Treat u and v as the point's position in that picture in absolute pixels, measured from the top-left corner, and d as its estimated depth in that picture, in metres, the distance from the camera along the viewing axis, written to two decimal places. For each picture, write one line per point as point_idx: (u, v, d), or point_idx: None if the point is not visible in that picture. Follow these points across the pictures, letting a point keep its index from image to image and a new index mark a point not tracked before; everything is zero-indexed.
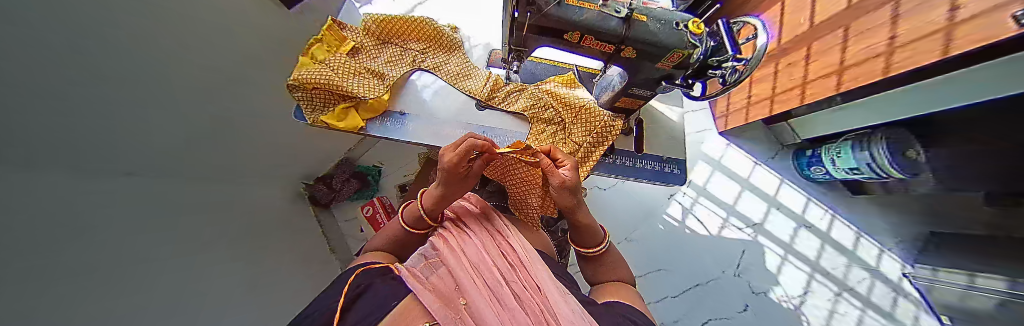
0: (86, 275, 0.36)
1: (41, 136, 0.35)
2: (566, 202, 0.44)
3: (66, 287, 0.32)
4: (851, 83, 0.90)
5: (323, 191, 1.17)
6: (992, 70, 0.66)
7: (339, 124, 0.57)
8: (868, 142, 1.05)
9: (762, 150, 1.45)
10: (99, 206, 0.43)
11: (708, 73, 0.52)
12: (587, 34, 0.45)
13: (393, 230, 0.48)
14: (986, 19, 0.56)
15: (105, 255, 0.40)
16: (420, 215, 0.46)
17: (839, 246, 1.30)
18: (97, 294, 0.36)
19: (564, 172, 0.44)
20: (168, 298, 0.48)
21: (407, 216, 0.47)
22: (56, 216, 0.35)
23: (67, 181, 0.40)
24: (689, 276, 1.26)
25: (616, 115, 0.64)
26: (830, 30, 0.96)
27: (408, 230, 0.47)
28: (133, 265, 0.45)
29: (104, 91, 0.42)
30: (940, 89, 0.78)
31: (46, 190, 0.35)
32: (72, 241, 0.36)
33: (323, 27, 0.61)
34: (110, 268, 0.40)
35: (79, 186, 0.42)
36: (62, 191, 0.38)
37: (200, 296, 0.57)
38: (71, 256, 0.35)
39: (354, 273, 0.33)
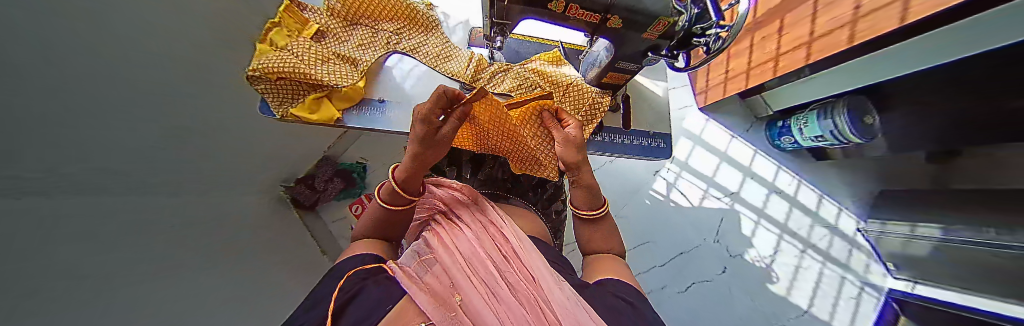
0: (75, 287, 0.34)
1: (99, 144, 0.37)
2: (571, 158, 0.46)
3: (63, 298, 0.30)
4: (818, 55, 0.95)
5: (303, 193, 1.11)
6: (935, 39, 0.72)
7: (312, 116, 0.54)
8: (832, 110, 1.13)
9: (738, 123, 1.53)
10: (77, 216, 0.40)
11: (693, 43, 0.51)
12: (571, 3, 0.43)
13: (371, 213, 0.45)
14: None
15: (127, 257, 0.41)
16: (396, 190, 0.42)
17: (804, 207, 1.43)
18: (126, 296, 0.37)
19: (569, 130, 0.49)
20: (167, 307, 0.46)
21: (383, 192, 0.44)
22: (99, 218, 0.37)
23: (60, 191, 0.37)
24: (674, 246, 1.34)
25: (605, 92, 0.64)
26: (801, 1, 0.99)
27: (386, 207, 0.43)
28: (126, 274, 0.42)
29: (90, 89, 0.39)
30: (901, 56, 0.83)
31: (82, 193, 0.36)
32: (108, 244, 0.38)
33: (278, 8, 0.54)
34: (102, 279, 0.38)
35: (77, 197, 0.39)
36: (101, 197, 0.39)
37: (199, 303, 0.55)
38: (65, 267, 0.33)
39: (348, 271, 0.33)
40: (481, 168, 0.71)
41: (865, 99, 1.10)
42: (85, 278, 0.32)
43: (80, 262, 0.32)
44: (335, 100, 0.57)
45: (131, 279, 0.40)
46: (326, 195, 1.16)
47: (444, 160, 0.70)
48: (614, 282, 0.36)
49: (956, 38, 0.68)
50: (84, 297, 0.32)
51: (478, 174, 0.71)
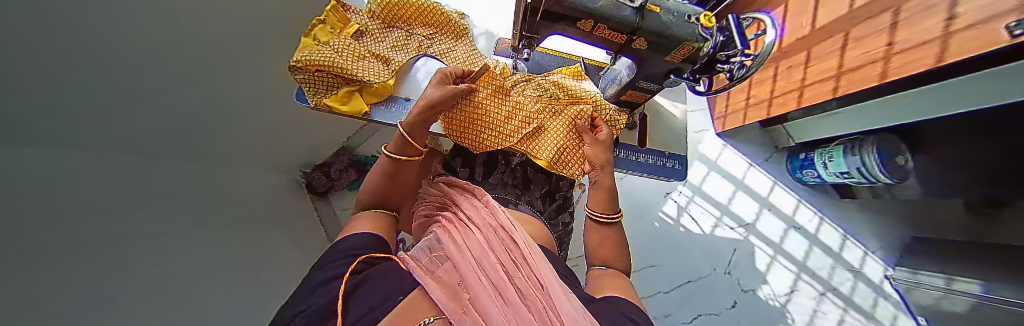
0: (56, 265, 0.33)
1: (34, 119, 0.35)
2: (600, 157, 0.56)
3: (31, 277, 0.29)
4: (846, 88, 0.92)
5: (320, 180, 1.16)
6: (982, 81, 0.68)
7: (342, 107, 0.57)
8: (861, 145, 1.08)
9: (757, 152, 1.49)
10: (76, 188, 0.40)
11: (716, 67, 0.53)
12: (600, 23, 0.45)
13: (380, 166, 0.47)
14: (981, 28, 0.58)
15: (93, 242, 0.40)
16: (404, 139, 0.46)
17: (826, 247, 1.35)
18: (89, 281, 0.37)
19: (602, 132, 0.59)
20: (146, 290, 0.45)
21: (392, 145, 0.47)
22: (53, 201, 0.36)
23: (41, 161, 0.36)
24: (682, 273, 1.29)
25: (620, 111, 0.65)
26: (832, 34, 0.98)
27: (394, 157, 0.46)
28: (107, 252, 0.41)
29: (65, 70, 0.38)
30: (942, 95, 0.78)
31: (37, 174, 0.35)
32: (59, 230, 0.36)
33: (326, 8, 0.59)
34: (77, 256, 0.37)
35: (55, 168, 0.39)
36: (55, 177, 0.38)
37: (187, 287, 0.54)
38: (37, 242, 0.31)
39: (362, 253, 0.34)
40: (494, 172, 0.73)
41: (898, 140, 1.05)
42: (39, 263, 0.31)
43: (36, 247, 0.31)
44: (364, 94, 0.60)
45: (99, 264, 0.39)
46: (340, 184, 1.20)
47: (458, 162, 0.72)
48: (619, 301, 0.35)
49: (998, 83, 0.65)
50: (53, 280, 0.32)
51: (489, 178, 0.72)
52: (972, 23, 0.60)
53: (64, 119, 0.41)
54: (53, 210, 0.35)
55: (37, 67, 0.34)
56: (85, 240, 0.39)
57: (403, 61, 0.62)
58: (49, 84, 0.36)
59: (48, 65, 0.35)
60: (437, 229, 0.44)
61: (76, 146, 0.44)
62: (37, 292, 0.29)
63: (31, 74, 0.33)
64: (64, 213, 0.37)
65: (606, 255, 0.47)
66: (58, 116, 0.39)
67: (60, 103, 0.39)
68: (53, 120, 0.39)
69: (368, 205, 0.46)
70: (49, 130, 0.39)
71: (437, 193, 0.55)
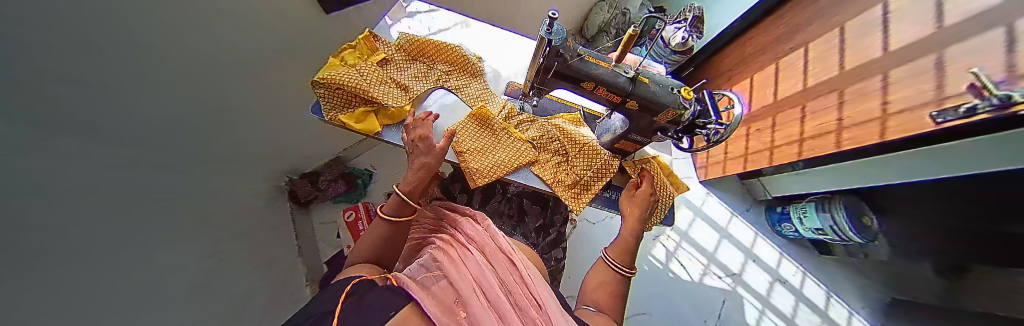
0: (44, 253, 0.31)
1: (57, 105, 0.35)
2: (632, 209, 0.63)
3: (23, 263, 0.28)
4: (810, 152, 1.03)
5: (305, 190, 1.13)
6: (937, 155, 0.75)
7: (356, 125, 0.59)
8: (829, 204, 1.16)
9: (739, 202, 1.56)
10: (76, 180, 0.39)
11: (695, 131, 0.58)
12: (600, 85, 0.52)
13: (375, 230, 0.46)
14: (911, 113, 0.69)
15: (81, 233, 0.38)
16: (403, 200, 0.47)
17: (811, 303, 1.34)
18: (61, 273, 0.34)
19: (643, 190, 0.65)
20: (107, 294, 0.41)
21: (388, 208, 0.48)
22: (62, 184, 0.36)
23: (62, 150, 0.36)
24: (673, 323, 1.24)
25: (613, 156, 0.70)
26: (791, 104, 1.13)
27: (392, 220, 0.46)
28: (82, 247, 0.38)
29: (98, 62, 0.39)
30: (897, 165, 0.87)
31: (61, 154, 0.36)
32: (57, 219, 0.34)
33: (359, 37, 0.66)
34: (62, 248, 0.34)
35: (72, 156, 0.38)
36: (77, 163, 0.39)
37: (153, 296, 0.49)
38: (34, 230, 0.30)
39: (350, 282, 0.33)
40: (491, 201, 0.75)
41: (858, 201, 1.17)
42: (34, 246, 0.30)
43: (37, 232, 0.31)
44: (380, 115, 0.62)
45: (77, 256, 0.37)
46: (326, 196, 1.17)
47: (458, 188, 0.75)
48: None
49: (936, 158, 0.75)
50: (40, 266, 0.30)
51: (486, 206, 0.75)
52: (902, 108, 0.71)
53: (112, 112, 0.43)
54: (59, 194, 0.35)
55: (75, 57, 0.35)
56: (76, 227, 0.38)
57: (421, 91, 0.66)
58: (97, 77, 0.39)
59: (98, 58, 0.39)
60: (433, 249, 0.44)
61: (106, 138, 0.45)
62: (22, 277, 0.27)
63: (86, 72, 0.38)
64: (70, 200, 0.37)
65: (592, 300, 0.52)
66: (109, 106, 0.42)
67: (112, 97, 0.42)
68: (101, 109, 0.42)
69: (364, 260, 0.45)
70: (97, 120, 0.41)
71: (434, 216, 0.56)
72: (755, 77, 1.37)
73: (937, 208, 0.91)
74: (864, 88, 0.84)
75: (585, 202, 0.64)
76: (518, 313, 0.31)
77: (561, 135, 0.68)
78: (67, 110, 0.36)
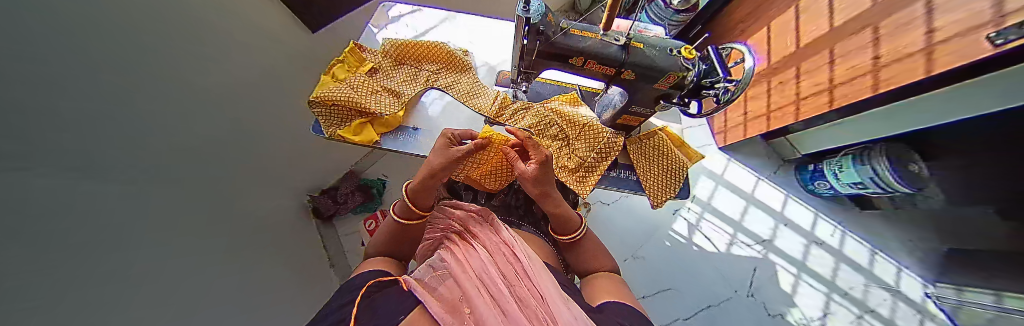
0: (71, 295, 0.33)
1: (60, 152, 0.36)
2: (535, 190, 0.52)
3: (53, 307, 0.29)
4: (842, 101, 0.93)
5: (326, 204, 1.18)
6: (999, 84, 0.65)
7: (354, 137, 0.61)
8: (870, 156, 1.06)
9: (763, 165, 1.46)
10: (98, 221, 0.41)
11: (703, 93, 0.54)
12: (590, 59, 0.49)
13: (388, 227, 0.51)
14: (963, 40, 0.60)
15: (115, 268, 0.42)
16: (408, 205, 0.50)
17: (855, 263, 1.26)
18: (103, 304, 0.37)
19: (528, 167, 0.52)
20: (154, 319, 0.44)
21: (398, 206, 0.51)
22: (82, 226, 0.38)
23: (73, 194, 0.38)
24: (700, 296, 1.20)
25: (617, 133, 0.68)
26: (819, 49, 1.02)
27: (398, 220, 0.50)
28: (113, 282, 0.41)
29: (93, 104, 0.41)
30: (951, 101, 0.77)
31: (75, 199, 0.38)
32: (79, 262, 0.36)
33: (346, 50, 0.67)
34: (92, 287, 0.37)
35: (88, 200, 0.40)
36: (102, 204, 0.42)
37: (196, 318, 0.53)
38: (53, 274, 0.32)
39: (367, 282, 0.36)
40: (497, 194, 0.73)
41: (910, 150, 1.07)
42: (61, 286, 0.32)
43: (58, 276, 0.32)
44: (375, 125, 0.63)
45: (115, 290, 0.40)
46: (345, 208, 1.21)
47: (463, 184, 0.74)
48: (613, 308, 0.35)
49: (1000, 88, 0.65)
50: (73, 302, 0.33)
51: (492, 200, 0.73)
52: (951, 36, 0.62)
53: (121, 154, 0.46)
54: (75, 236, 0.37)
55: (68, 104, 0.36)
56: (108, 264, 0.41)
57: (411, 94, 0.65)
58: (97, 121, 0.41)
59: (100, 104, 0.41)
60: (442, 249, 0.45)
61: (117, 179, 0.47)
62: (57, 315, 0.30)
63: (78, 117, 0.38)
64: (102, 240, 0.41)
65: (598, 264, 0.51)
66: (115, 146, 0.45)
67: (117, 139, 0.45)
68: (111, 151, 0.44)
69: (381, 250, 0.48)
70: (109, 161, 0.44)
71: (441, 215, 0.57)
72: (772, 26, 1.24)
73: (993, 147, 0.81)
74: (906, 17, 0.73)
75: (591, 185, 0.63)
76: (519, 304, 0.31)
77: (560, 119, 0.65)
78: (73, 157, 0.38)
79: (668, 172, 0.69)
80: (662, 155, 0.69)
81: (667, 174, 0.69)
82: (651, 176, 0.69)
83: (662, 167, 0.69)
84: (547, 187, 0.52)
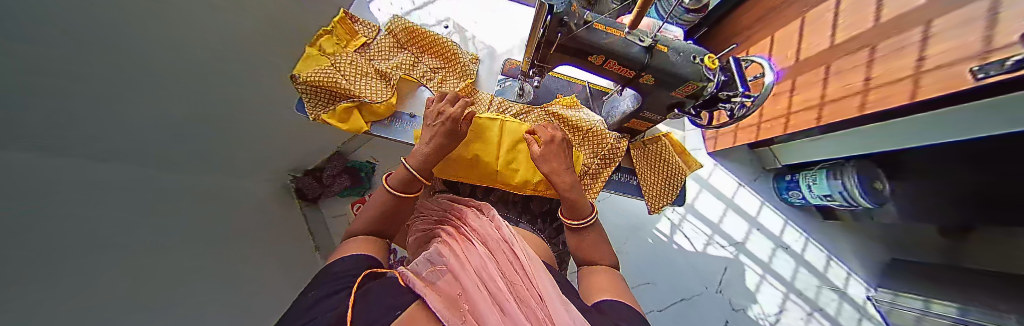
0: (37, 275, 0.30)
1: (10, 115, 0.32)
2: (546, 169, 0.50)
3: (19, 287, 0.27)
4: (829, 118, 0.97)
5: (309, 185, 1.12)
6: (978, 112, 0.69)
7: (342, 124, 0.56)
8: (841, 171, 1.13)
9: (747, 173, 1.53)
10: (53, 193, 0.37)
11: (716, 105, 0.54)
12: (610, 58, 0.48)
13: (378, 202, 0.45)
14: (950, 69, 0.63)
15: (78, 240, 0.38)
16: (407, 177, 0.46)
17: (812, 267, 1.38)
18: (66, 285, 0.34)
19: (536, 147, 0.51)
20: (129, 299, 0.42)
21: (394, 180, 0.46)
22: (36, 198, 0.34)
23: (19, 163, 0.33)
24: (675, 290, 1.29)
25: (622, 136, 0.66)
26: (815, 65, 1.05)
27: (395, 194, 0.45)
28: (79, 259, 0.37)
29: (49, 59, 0.35)
30: (925, 128, 0.83)
31: (22, 165, 0.33)
32: (43, 238, 0.33)
33: (335, 20, 0.62)
34: (58, 267, 0.34)
35: (34, 171, 0.35)
36: (44, 173, 0.37)
37: (175, 298, 0.51)
38: (20, 251, 0.29)
39: (362, 272, 0.34)
40: (495, 188, 0.71)
41: (875, 166, 1.14)
42: (34, 259, 0.30)
43: (25, 253, 0.29)
44: (364, 113, 0.58)
45: (81, 265, 0.37)
46: (331, 191, 1.17)
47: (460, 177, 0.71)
48: (611, 307, 0.33)
49: (982, 118, 0.69)
50: (40, 282, 0.30)
51: (490, 195, 0.70)
52: (939, 65, 0.66)
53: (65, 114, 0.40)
54: (32, 209, 0.33)
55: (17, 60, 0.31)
56: (73, 237, 0.37)
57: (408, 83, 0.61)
58: (46, 76, 0.35)
59: (52, 54, 0.35)
60: (439, 242, 0.43)
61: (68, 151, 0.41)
62: (16, 283, 0.27)
63: (26, 72, 0.33)
64: (59, 213, 0.37)
65: (586, 245, 0.47)
66: (57, 108, 0.39)
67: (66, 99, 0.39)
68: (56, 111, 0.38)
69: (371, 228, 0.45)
70: (44, 122, 0.37)
71: (438, 208, 0.56)
72: (776, 36, 1.26)
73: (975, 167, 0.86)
74: (903, 41, 0.76)
75: (601, 184, 0.64)
76: (519, 303, 0.29)
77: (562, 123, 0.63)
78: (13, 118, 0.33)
79: (667, 182, 0.70)
80: (663, 162, 0.70)
81: (666, 183, 0.70)
82: (651, 183, 0.70)
83: (663, 179, 0.70)
84: (556, 165, 0.49)
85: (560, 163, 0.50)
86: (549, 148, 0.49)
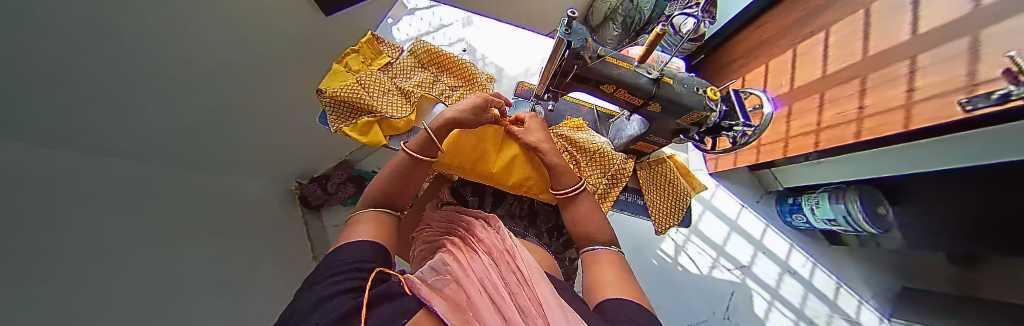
0: (27, 277, 0.29)
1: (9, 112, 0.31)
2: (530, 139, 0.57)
3: (21, 291, 0.27)
4: (827, 144, 0.99)
5: (314, 193, 1.13)
6: (980, 139, 0.69)
7: (362, 138, 0.59)
8: (842, 194, 1.14)
9: (749, 194, 1.53)
10: (42, 194, 0.36)
11: (721, 132, 0.58)
12: (622, 88, 0.51)
13: (395, 164, 0.47)
14: (939, 101, 0.66)
15: (63, 238, 0.37)
16: (430, 139, 0.47)
17: (822, 294, 1.34)
18: (56, 291, 0.32)
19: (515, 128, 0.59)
20: (115, 307, 0.40)
21: (414, 141, 0.47)
22: (27, 199, 0.33)
23: (10, 160, 0.32)
24: (680, 315, 1.24)
25: (626, 158, 0.68)
26: (809, 93, 1.09)
27: (411, 154, 0.46)
28: (69, 264, 0.36)
29: (50, 57, 0.35)
30: (922, 155, 0.85)
31: (18, 164, 0.33)
32: (31, 239, 0.32)
33: (361, 40, 0.66)
34: (48, 270, 0.33)
35: (26, 170, 0.34)
36: (35, 167, 0.36)
37: (163, 307, 0.49)
38: (15, 250, 0.28)
39: (368, 273, 0.32)
40: (502, 202, 0.71)
41: (877, 192, 1.14)
42: (16, 251, 0.28)
43: (18, 254, 0.29)
44: (383, 126, 0.61)
45: (59, 262, 0.35)
46: (335, 199, 1.17)
47: (468, 190, 0.71)
48: (619, 305, 0.33)
49: (982, 145, 0.70)
50: (36, 285, 0.29)
51: (497, 208, 0.70)
52: (929, 96, 0.69)
53: (52, 108, 0.39)
54: (22, 208, 0.32)
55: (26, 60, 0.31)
56: (51, 236, 0.36)
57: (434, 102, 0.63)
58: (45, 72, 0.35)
59: (55, 50, 0.35)
60: (444, 252, 0.44)
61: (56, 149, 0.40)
62: (24, 287, 0.27)
63: (27, 69, 0.32)
64: (47, 211, 0.36)
65: (585, 233, 0.51)
66: (49, 98, 0.37)
67: (56, 91, 0.39)
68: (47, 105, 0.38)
69: (374, 204, 0.44)
70: (45, 119, 0.39)
71: (444, 219, 0.56)
72: (770, 65, 1.32)
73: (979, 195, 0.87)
74: (890, 74, 0.81)
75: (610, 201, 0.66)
76: (520, 312, 0.29)
77: (574, 143, 0.64)
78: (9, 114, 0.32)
79: (674, 203, 0.71)
80: (669, 183, 0.71)
81: (673, 204, 0.71)
82: (656, 202, 0.71)
83: (669, 201, 0.71)
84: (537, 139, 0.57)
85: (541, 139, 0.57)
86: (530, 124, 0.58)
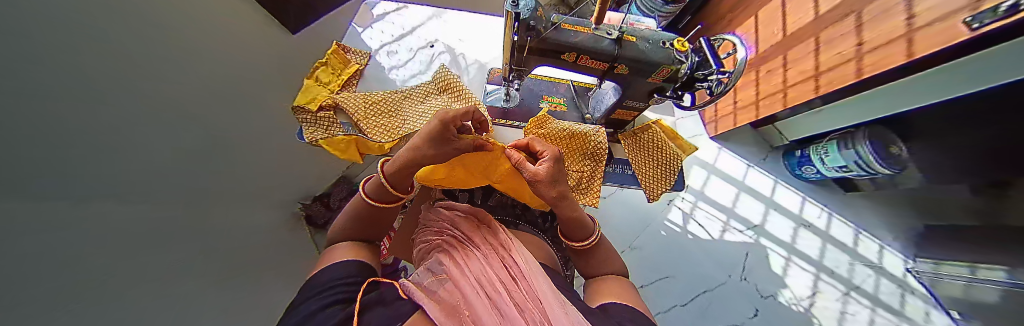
0: None
1: None
2: (550, 192, 0.42)
3: None
4: (827, 87, 0.95)
5: (319, 213, 1.08)
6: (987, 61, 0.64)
7: (341, 153, 0.62)
8: (852, 141, 1.10)
9: (754, 153, 1.48)
10: None
11: (696, 85, 0.56)
12: (583, 54, 0.52)
13: (356, 207, 0.49)
14: (940, 24, 0.62)
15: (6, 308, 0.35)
16: (381, 183, 0.47)
17: (841, 244, 1.30)
18: None
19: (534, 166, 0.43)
20: None
21: (369, 187, 0.48)
22: None
23: None
24: (696, 282, 1.24)
25: (596, 125, 0.66)
26: (804, 38, 1.05)
27: (370, 203, 0.47)
28: None
29: None
30: (919, 85, 0.82)
31: None
32: None
33: (328, 52, 0.71)
34: None
35: None
36: None
37: None
38: None
39: (362, 285, 0.33)
40: (492, 194, 0.72)
41: (887, 131, 1.10)
42: None
43: None
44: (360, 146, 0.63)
45: None
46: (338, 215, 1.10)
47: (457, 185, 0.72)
48: (618, 307, 0.35)
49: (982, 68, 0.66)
50: None
51: (488, 200, 0.71)
52: (929, 21, 0.65)
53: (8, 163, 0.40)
54: None
55: None
56: None
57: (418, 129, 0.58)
58: None
59: None
60: (438, 254, 0.44)
61: None
62: None
63: None
64: None
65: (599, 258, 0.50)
66: None
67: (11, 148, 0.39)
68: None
69: (350, 237, 0.46)
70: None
71: (434, 219, 0.56)
72: (760, 15, 1.28)
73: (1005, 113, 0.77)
74: (887, 3, 0.76)
75: (598, 193, 0.64)
76: (518, 308, 0.28)
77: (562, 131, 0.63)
78: None
79: (666, 167, 0.69)
80: (657, 148, 0.70)
81: (668, 169, 0.69)
82: (647, 170, 0.70)
83: (660, 168, 0.69)
84: (560, 188, 0.43)
85: (562, 186, 0.43)
86: (553, 166, 0.43)
